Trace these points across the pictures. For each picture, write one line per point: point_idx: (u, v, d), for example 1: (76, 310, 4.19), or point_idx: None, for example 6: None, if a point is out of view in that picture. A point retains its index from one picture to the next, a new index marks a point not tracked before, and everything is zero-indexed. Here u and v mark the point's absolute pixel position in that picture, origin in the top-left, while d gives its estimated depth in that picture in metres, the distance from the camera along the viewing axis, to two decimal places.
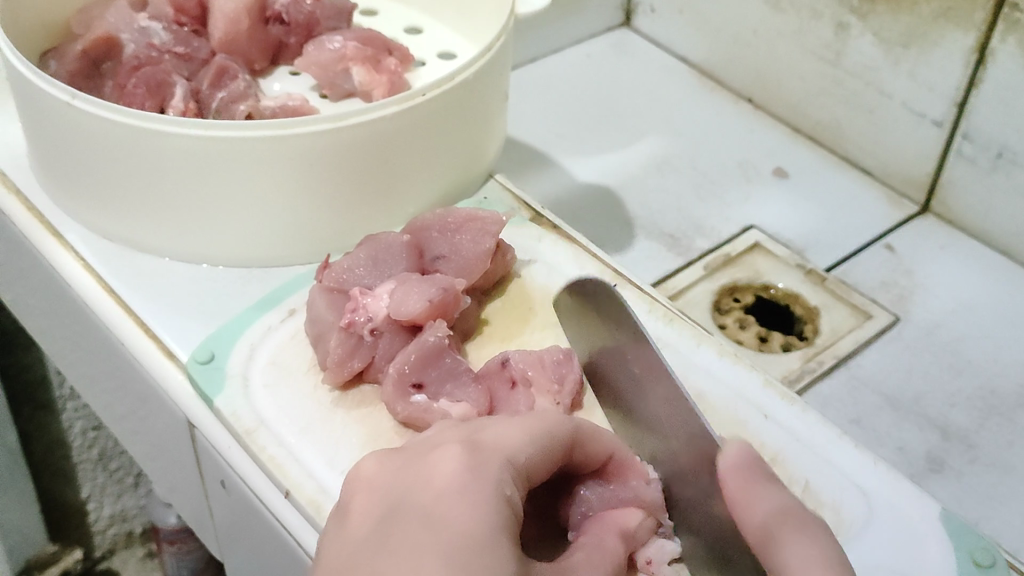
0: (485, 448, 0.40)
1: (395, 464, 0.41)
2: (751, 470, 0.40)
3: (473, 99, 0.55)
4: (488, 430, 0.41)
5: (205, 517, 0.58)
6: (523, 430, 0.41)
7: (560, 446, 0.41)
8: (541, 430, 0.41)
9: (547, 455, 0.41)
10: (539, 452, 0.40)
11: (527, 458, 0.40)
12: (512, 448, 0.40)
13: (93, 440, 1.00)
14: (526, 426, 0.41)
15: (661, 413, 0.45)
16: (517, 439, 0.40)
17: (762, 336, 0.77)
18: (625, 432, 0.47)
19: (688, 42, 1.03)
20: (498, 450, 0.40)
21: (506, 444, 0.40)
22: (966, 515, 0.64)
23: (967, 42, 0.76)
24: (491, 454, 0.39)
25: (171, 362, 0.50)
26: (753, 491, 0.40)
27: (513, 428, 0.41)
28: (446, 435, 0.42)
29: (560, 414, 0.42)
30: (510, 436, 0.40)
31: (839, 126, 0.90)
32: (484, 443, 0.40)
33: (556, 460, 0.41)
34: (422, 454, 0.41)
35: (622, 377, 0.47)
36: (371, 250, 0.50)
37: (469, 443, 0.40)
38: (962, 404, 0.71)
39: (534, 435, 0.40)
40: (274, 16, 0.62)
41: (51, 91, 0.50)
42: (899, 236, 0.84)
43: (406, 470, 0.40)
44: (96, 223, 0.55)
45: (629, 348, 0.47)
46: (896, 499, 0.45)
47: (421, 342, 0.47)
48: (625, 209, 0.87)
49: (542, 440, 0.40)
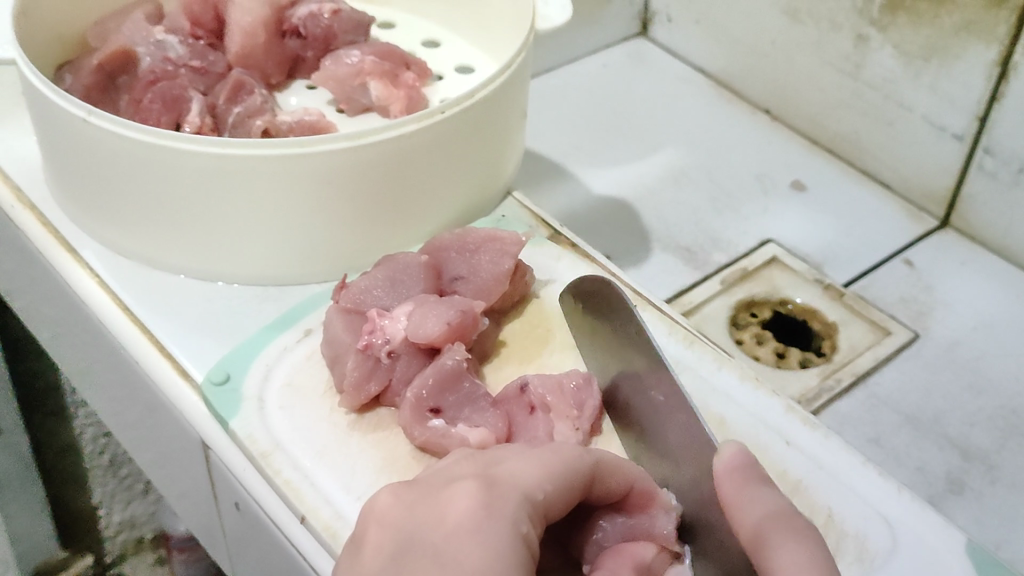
0: (500, 485, 0.39)
1: (408, 499, 0.40)
2: (744, 470, 0.41)
3: (492, 116, 0.54)
4: (503, 466, 0.41)
5: (217, 537, 0.58)
6: (539, 466, 0.40)
7: (577, 481, 0.40)
8: (557, 466, 0.40)
9: (564, 491, 0.40)
10: (555, 488, 0.40)
11: (542, 495, 0.39)
12: (526, 485, 0.39)
13: (104, 446, 0.98)
14: (542, 462, 0.40)
15: (680, 442, 0.45)
16: (532, 475, 0.39)
17: (779, 352, 0.77)
18: (641, 459, 0.47)
19: (705, 52, 1.02)
20: (514, 486, 0.39)
21: (521, 480, 0.39)
22: (987, 538, 0.63)
23: (989, 55, 0.75)
24: (505, 491, 0.39)
25: (186, 382, 0.50)
26: (748, 490, 0.40)
27: (530, 464, 0.40)
28: (461, 469, 0.41)
29: (576, 447, 0.41)
30: (525, 472, 0.40)
31: (858, 139, 0.90)
32: (499, 480, 0.40)
33: (573, 494, 0.40)
34: (436, 488, 0.40)
35: (641, 403, 0.47)
36: (389, 270, 0.50)
37: (484, 479, 0.39)
38: (982, 424, 0.70)
39: (550, 472, 0.40)
40: (292, 29, 0.62)
41: (68, 107, 0.49)
42: (918, 250, 0.83)
43: (419, 505, 0.39)
44: (112, 239, 0.54)
45: (651, 376, 0.46)
46: (920, 529, 0.45)
47: (439, 366, 0.46)
48: (642, 223, 0.86)
49: (559, 476, 0.40)
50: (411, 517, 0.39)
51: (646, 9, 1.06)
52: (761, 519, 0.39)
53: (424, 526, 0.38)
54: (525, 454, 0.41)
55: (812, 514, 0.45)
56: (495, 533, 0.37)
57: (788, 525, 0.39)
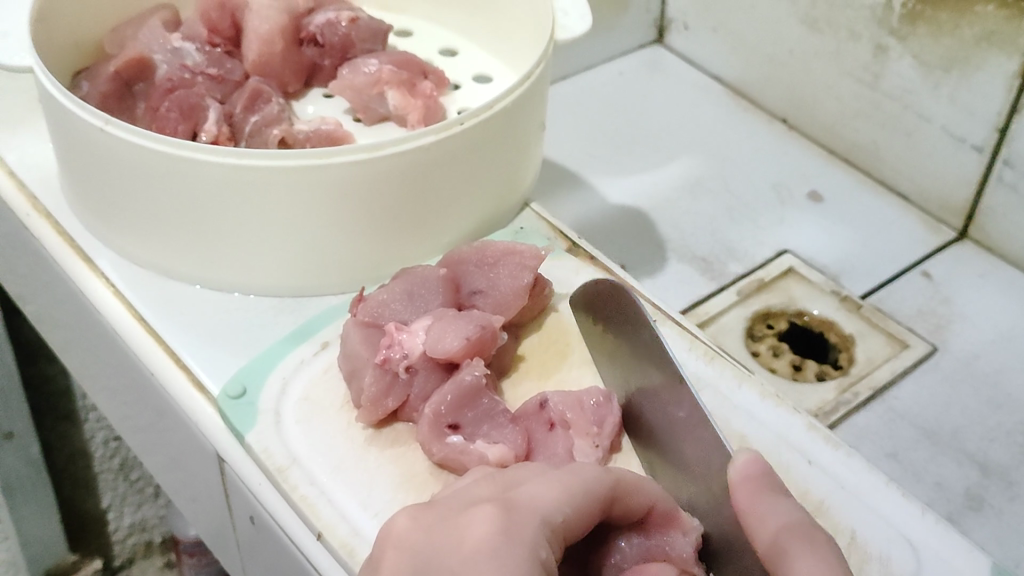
0: (518, 508, 0.39)
1: (426, 520, 0.39)
2: (762, 479, 0.41)
3: (511, 127, 0.54)
4: (520, 488, 0.40)
5: (230, 549, 0.57)
6: (558, 488, 0.40)
7: (596, 503, 0.40)
8: (577, 488, 0.40)
9: (582, 513, 0.39)
10: (574, 511, 0.39)
11: (561, 518, 0.39)
12: (545, 507, 0.39)
13: (115, 450, 0.98)
14: (561, 483, 0.40)
15: (698, 460, 0.44)
16: (551, 498, 0.39)
17: (796, 364, 0.76)
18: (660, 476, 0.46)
19: (722, 60, 1.02)
20: (531, 509, 0.39)
21: (539, 503, 0.39)
22: (1006, 557, 0.63)
23: (1010, 67, 0.75)
24: (523, 514, 0.38)
25: (201, 394, 0.49)
26: (764, 502, 0.40)
27: (548, 486, 0.40)
28: (478, 490, 0.41)
29: (595, 469, 0.41)
30: (543, 495, 0.39)
31: (876, 149, 0.89)
32: (517, 502, 0.39)
33: (592, 516, 0.40)
34: (454, 511, 0.40)
35: (656, 421, 0.46)
36: (407, 284, 0.49)
37: (503, 501, 0.39)
38: (1001, 439, 0.69)
39: (569, 494, 0.39)
40: (309, 37, 0.61)
41: (85, 117, 0.49)
42: (936, 262, 0.83)
43: (437, 527, 0.39)
44: (127, 248, 0.54)
45: (666, 392, 0.46)
46: (945, 552, 0.44)
47: (458, 382, 0.46)
48: (658, 233, 0.86)
49: (578, 498, 0.39)
50: (429, 540, 0.38)
51: (662, 16, 1.06)
52: (780, 527, 0.39)
53: (441, 548, 0.38)
54: (543, 476, 0.41)
55: (835, 535, 0.44)
56: (514, 555, 0.36)
57: (805, 535, 0.39)
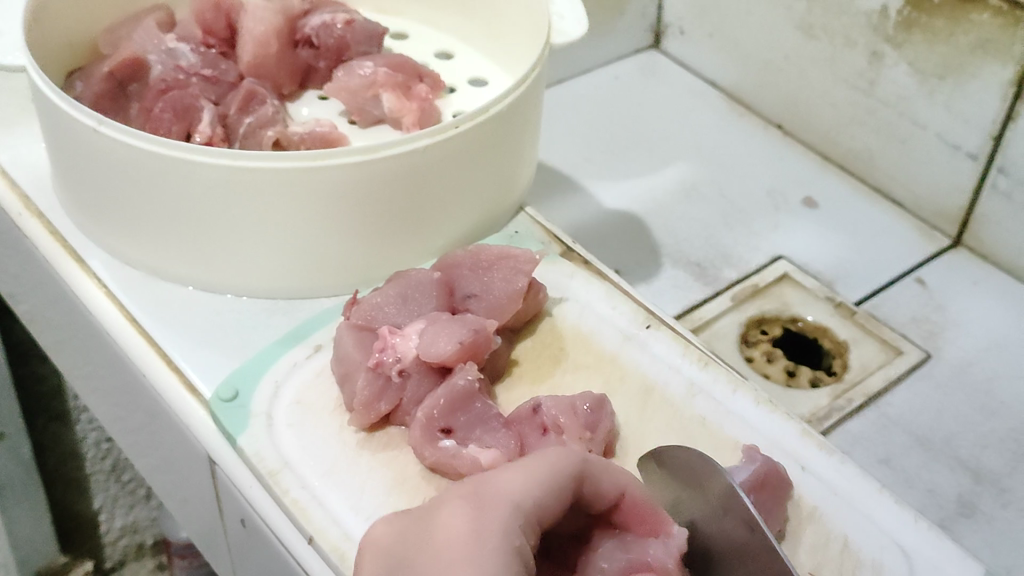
0: (486, 500, 0.40)
1: (402, 523, 0.41)
2: None
3: (506, 132, 0.54)
4: (494, 476, 0.41)
5: (222, 551, 0.57)
6: (524, 475, 0.41)
7: (565, 483, 0.41)
8: (543, 474, 0.40)
9: (554, 494, 0.40)
10: (544, 495, 0.40)
11: (530, 504, 0.40)
12: (515, 495, 0.40)
13: (107, 450, 1.03)
14: (529, 473, 0.41)
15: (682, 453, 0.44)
16: (516, 485, 0.40)
17: (789, 370, 0.76)
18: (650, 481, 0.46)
19: (718, 66, 1.02)
20: (500, 499, 0.40)
21: (507, 492, 0.40)
22: (998, 563, 0.63)
23: (1005, 74, 0.75)
24: (490, 505, 0.39)
25: (194, 397, 0.49)
26: None
27: (515, 475, 0.41)
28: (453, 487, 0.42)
29: (562, 452, 0.42)
30: (511, 484, 0.40)
31: (871, 156, 0.89)
32: (485, 494, 0.40)
33: (564, 495, 0.41)
34: (429, 509, 0.41)
35: None
36: (401, 286, 0.49)
37: (472, 496, 0.40)
38: (995, 446, 0.69)
39: (534, 480, 0.40)
40: (304, 39, 0.61)
41: (78, 117, 0.49)
42: (929, 269, 0.83)
43: (413, 527, 0.40)
44: (119, 248, 0.54)
45: None
46: (937, 560, 0.44)
47: (451, 386, 0.46)
48: (652, 237, 0.86)
49: (547, 483, 0.40)
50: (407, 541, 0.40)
51: (659, 21, 1.06)
52: None
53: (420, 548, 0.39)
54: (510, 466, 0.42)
55: (828, 542, 0.44)
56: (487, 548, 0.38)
57: None
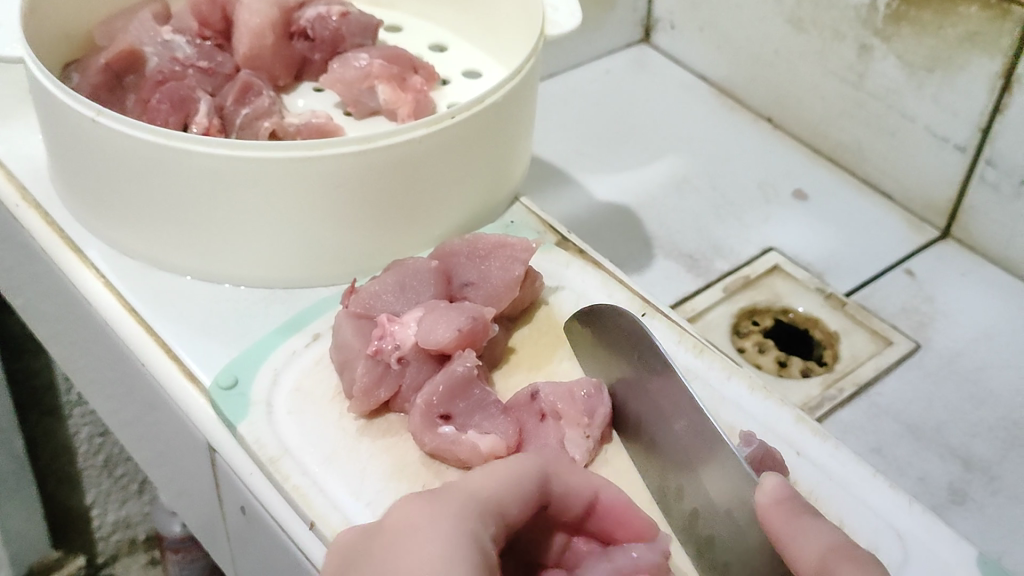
0: (445, 492, 0.40)
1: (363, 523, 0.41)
2: (791, 502, 0.40)
3: (501, 122, 0.54)
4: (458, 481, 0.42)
5: (220, 540, 0.57)
6: (485, 473, 0.41)
7: (526, 483, 0.41)
8: (503, 471, 0.41)
9: (513, 490, 0.41)
10: (502, 488, 0.40)
11: (489, 495, 0.40)
12: (476, 491, 0.40)
13: (100, 445, 1.00)
14: (492, 471, 0.41)
15: (677, 434, 0.45)
16: (477, 480, 0.41)
17: (781, 360, 0.77)
18: (648, 467, 0.46)
19: (708, 59, 1.02)
20: (460, 491, 0.40)
21: (467, 488, 0.40)
22: (987, 549, 0.64)
23: (992, 67, 0.76)
24: (450, 495, 0.40)
25: (193, 385, 0.50)
26: (801, 525, 0.40)
27: (478, 475, 0.41)
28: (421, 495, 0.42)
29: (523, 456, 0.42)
30: (471, 482, 0.41)
31: (860, 149, 0.90)
32: (446, 489, 0.41)
33: (526, 495, 0.41)
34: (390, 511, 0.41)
35: (640, 406, 0.47)
36: (399, 275, 0.50)
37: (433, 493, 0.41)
38: (984, 435, 0.70)
39: (494, 475, 0.41)
40: (299, 31, 0.62)
41: (76, 107, 0.49)
42: (918, 260, 0.84)
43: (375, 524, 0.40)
44: (117, 238, 0.54)
45: (651, 378, 0.46)
46: (930, 542, 0.45)
47: (450, 373, 0.46)
48: (644, 229, 0.86)
49: (506, 479, 0.41)
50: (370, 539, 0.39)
51: (649, 16, 1.06)
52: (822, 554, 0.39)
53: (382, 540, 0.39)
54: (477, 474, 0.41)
55: None
56: (440, 525, 0.38)
57: (847, 554, 0.38)
